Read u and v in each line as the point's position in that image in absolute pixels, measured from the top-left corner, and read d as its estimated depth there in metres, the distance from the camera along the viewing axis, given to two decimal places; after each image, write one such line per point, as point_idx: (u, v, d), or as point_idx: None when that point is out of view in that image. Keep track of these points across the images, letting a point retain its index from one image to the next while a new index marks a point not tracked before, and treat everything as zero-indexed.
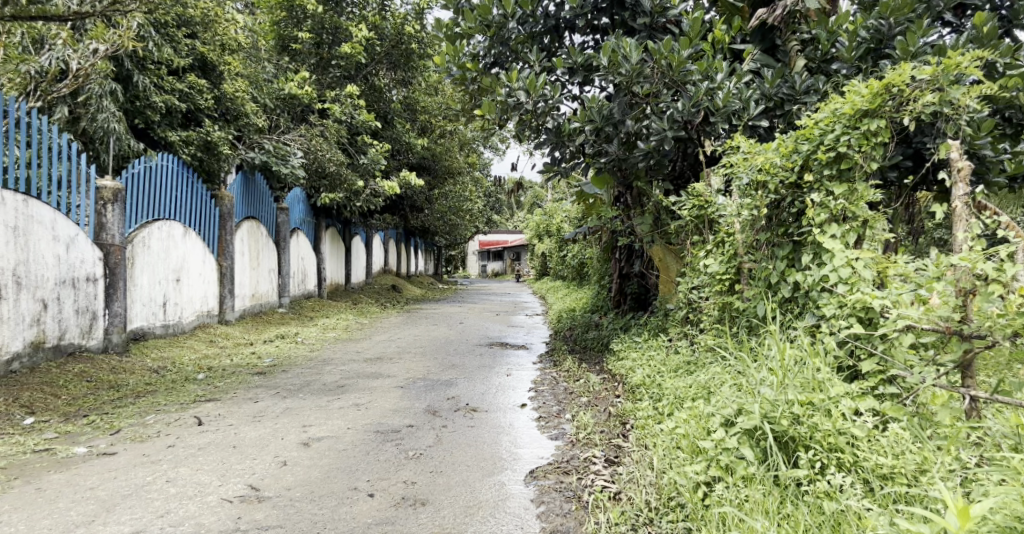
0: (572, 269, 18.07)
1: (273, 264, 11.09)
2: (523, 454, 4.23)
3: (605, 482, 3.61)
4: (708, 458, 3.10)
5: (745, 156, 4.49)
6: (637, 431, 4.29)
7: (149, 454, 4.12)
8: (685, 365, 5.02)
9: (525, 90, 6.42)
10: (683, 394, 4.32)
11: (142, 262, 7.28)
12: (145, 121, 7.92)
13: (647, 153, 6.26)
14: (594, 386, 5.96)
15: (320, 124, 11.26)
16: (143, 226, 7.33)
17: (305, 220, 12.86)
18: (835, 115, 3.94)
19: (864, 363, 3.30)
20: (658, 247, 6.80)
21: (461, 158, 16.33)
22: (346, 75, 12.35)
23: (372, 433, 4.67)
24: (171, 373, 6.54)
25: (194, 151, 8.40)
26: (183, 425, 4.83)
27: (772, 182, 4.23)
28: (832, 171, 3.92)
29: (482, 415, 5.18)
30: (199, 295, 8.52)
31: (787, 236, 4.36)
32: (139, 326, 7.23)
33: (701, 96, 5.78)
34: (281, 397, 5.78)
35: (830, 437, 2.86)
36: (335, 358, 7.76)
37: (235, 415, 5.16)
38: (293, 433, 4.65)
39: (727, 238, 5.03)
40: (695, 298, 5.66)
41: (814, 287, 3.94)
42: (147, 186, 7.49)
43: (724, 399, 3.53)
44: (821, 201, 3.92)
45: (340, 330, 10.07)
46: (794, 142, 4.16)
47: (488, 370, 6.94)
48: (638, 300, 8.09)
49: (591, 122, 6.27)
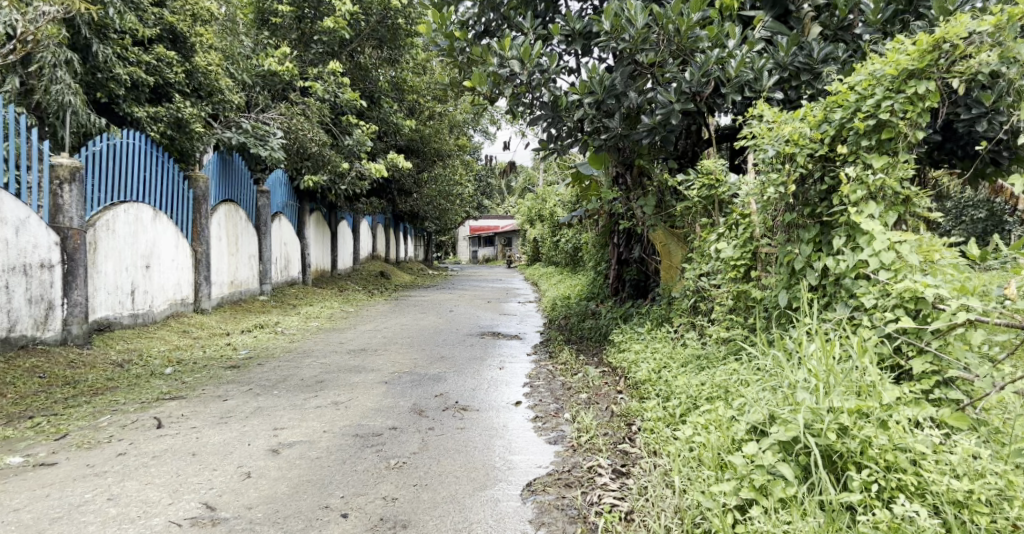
0: (565, 255, 17.62)
1: (253, 249, 10.54)
2: (518, 461, 3.78)
3: (615, 499, 3.15)
4: (738, 476, 2.66)
5: (769, 126, 3.94)
6: (646, 434, 3.87)
7: (94, 465, 3.62)
8: (695, 359, 4.59)
9: (518, 59, 5.91)
10: (698, 395, 3.92)
11: (106, 247, 6.74)
12: (108, 94, 7.30)
13: (651, 129, 5.76)
14: (594, 380, 5.51)
15: (302, 102, 10.69)
16: (107, 208, 6.79)
17: (288, 204, 12.34)
18: (874, 78, 3.47)
19: (914, 364, 2.91)
20: (659, 231, 6.32)
21: (451, 140, 15.81)
22: (329, 52, 11.77)
23: (350, 436, 4.19)
24: (136, 367, 6.05)
25: (162, 129, 7.82)
26: (140, 428, 4.32)
27: (801, 155, 3.70)
28: (872, 141, 3.45)
29: (473, 414, 4.71)
30: (171, 282, 7.99)
31: (814, 218, 3.87)
32: (103, 316, 6.71)
33: (711, 65, 5.29)
34: (253, 395, 5.28)
35: (887, 454, 2.44)
36: (316, 350, 7.26)
37: (199, 416, 4.66)
38: (261, 437, 4.16)
39: (740, 221, 4.65)
40: (704, 285, 5.19)
41: (848, 274, 3.49)
42: (110, 164, 6.92)
43: (750, 404, 3.10)
44: (858, 175, 3.48)
45: (323, 319, 9.55)
46: (824, 111, 3.69)
47: (479, 363, 6.46)
48: (637, 286, 7.54)
49: (590, 94, 5.77)
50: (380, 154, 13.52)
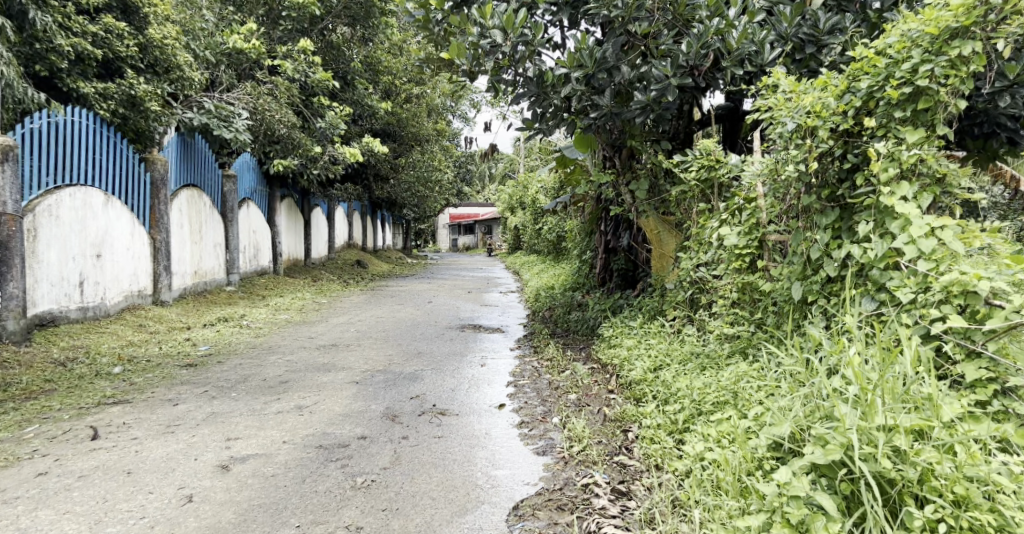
0: (547, 244, 17.18)
1: (218, 237, 9.93)
2: (504, 477, 3.33)
3: (618, 529, 2.73)
4: (769, 509, 2.29)
5: (786, 96, 3.46)
6: (646, 444, 3.46)
7: (5, 490, 3.10)
8: (696, 357, 4.20)
9: (501, 29, 5.38)
10: (704, 400, 3.51)
11: (49, 234, 6.15)
12: (49, 67, 6.68)
13: (645, 107, 5.27)
14: (582, 378, 5.09)
15: (270, 82, 10.08)
16: (49, 193, 6.21)
17: (257, 189, 11.74)
18: (909, 40, 3.02)
19: (964, 369, 2.52)
20: (650, 219, 5.91)
21: (428, 124, 15.26)
22: (298, 29, 11.17)
23: (313, 448, 3.72)
24: (81, 366, 5.50)
25: (113, 107, 7.19)
26: (72, 440, 3.79)
27: (824, 129, 3.23)
28: (906, 112, 3.01)
29: (452, 419, 4.25)
30: (127, 273, 7.41)
31: (834, 201, 3.44)
32: (47, 310, 6.13)
33: (710, 35, 4.93)
34: (208, 398, 4.76)
35: (956, 486, 2.07)
36: (282, 346, 6.75)
37: (143, 425, 4.12)
38: (211, 451, 3.65)
39: (745, 207, 4.22)
40: (704, 276, 4.82)
41: (877, 265, 3.07)
42: (52, 144, 6.33)
43: (772, 416, 2.73)
44: (889, 151, 3.04)
45: (294, 311, 9.02)
46: (848, 79, 3.24)
47: (459, 360, 6.00)
48: (625, 276, 7.08)
49: (580, 67, 5.28)
50: (354, 138, 12.93)
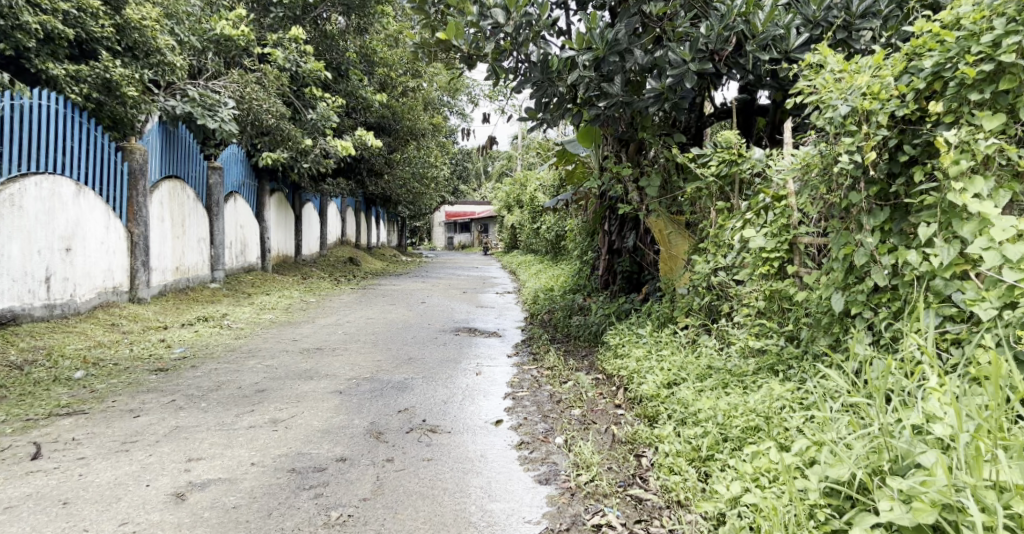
0: (545, 242, 16.73)
1: (201, 231, 9.43)
2: (506, 514, 2.88)
3: None
4: None
5: (834, 78, 3.02)
6: (664, 475, 3.01)
7: None
8: (717, 373, 3.75)
9: (502, 9, 4.95)
10: (731, 424, 3.06)
11: (11, 225, 5.68)
12: (15, 46, 6.21)
13: (659, 95, 4.78)
14: (587, 391, 4.65)
15: (258, 70, 9.59)
16: (13, 181, 5.73)
17: (244, 182, 11.23)
18: (989, 11, 2.57)
19: None
20: (660, 218, 5.35)
21: (425, 119, 14.80)
22: (290, 17, 10.65)
23: (285, 472, 3.26)
24: (40, 369, 5.02)
25: (87, 91, 6.71)
26: (9, 460, 3.33)
27: (882, 113, 2.78)
28: (984, 94, 2.57)
29: (443, 438, 3.78)
30: (101, 267, 6.93)
31: (884, 199, 2.98)
32: (7, 307, 5.65)
33: (734, 17, 4.46)
34: (173, 410, 4.27)
35: None
36: (263, 348, 6.27)
37: (95, 441, 3.65)
38: (167, 474, 3.19)
39: (772, 205, 3.77)
40: (724, 280, 4.38)
41: (941, 274, 2.62)
42: (16, 127, 5.84)
43: (825, 452, 2.34)
44: (961, 139, 2.59)
45: (280, 310, 8.55)
46: (909, 58, 2.81)
47: (452, 367, 5.53)
48: (630, 279, 6.61)
49: (589, 51, 4.80)
50: (347, 131, 12.45)
